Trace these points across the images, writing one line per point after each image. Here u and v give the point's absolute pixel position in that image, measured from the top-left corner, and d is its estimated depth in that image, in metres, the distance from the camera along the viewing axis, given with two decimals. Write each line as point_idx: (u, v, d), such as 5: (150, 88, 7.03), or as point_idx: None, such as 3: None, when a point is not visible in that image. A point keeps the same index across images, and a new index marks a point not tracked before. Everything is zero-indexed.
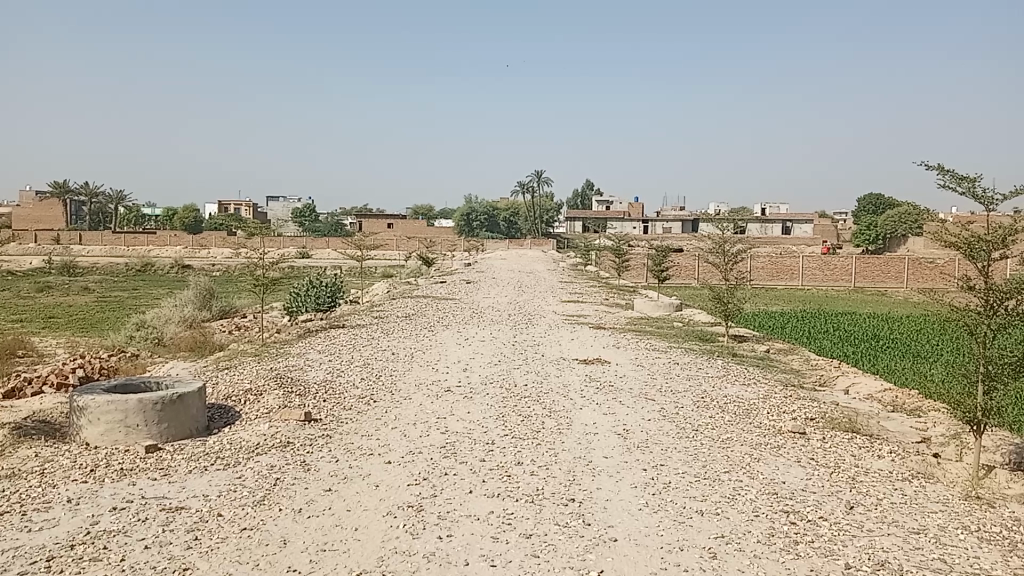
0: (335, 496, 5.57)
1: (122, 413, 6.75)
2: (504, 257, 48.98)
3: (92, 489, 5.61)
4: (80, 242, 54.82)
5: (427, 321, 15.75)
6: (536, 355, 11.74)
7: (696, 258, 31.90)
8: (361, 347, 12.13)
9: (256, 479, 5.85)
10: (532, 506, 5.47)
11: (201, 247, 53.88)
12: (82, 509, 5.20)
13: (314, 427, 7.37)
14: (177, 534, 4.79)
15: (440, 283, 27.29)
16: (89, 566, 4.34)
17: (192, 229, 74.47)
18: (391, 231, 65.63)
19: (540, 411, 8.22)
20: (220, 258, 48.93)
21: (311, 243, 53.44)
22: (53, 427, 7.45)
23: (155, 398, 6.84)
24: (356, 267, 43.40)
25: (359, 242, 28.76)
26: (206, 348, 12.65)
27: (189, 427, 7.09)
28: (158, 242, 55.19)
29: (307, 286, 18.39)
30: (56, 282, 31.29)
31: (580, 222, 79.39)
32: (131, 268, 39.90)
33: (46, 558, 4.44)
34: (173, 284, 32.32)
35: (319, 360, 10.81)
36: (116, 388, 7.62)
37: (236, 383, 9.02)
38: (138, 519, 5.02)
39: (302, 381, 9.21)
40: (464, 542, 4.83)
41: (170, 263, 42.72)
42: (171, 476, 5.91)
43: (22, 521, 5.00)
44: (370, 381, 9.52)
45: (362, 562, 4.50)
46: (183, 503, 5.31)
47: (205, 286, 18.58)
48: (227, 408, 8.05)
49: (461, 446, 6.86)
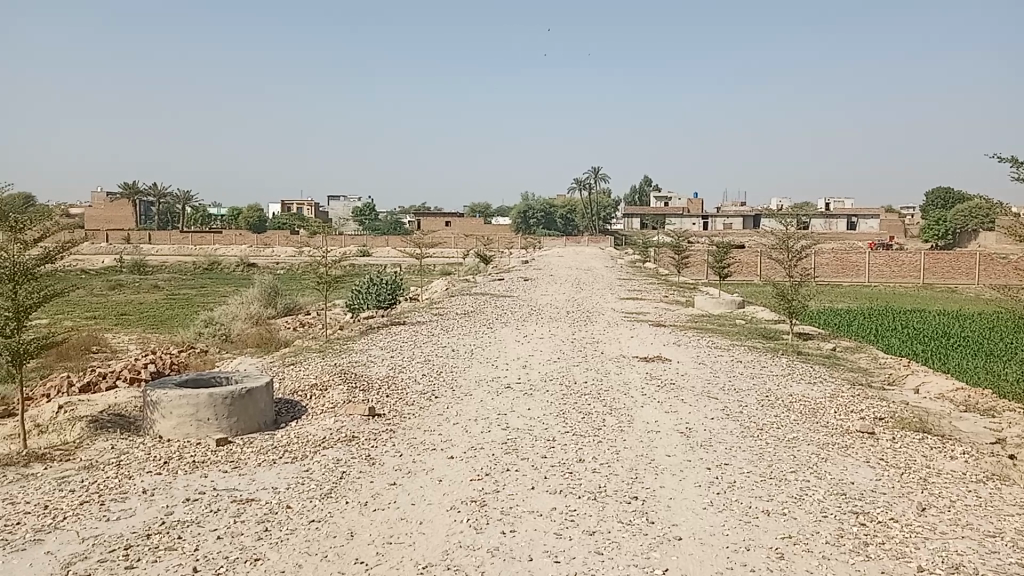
0: (399, 490, 5.64)
1: (193, 407, 6.93)
2: (562, 254, 48.78)
3: (167, 481, 5.78)
4: (150, 241, 56.64)
5: (486, 319, 15.80)
6: (596, 353, 11.69)
7: (758, 255, 31.38)
8: (422, 344, 12.26)
9: (324, 472, 5.96)
10: (596, 503, 5.45)
11: (264, 246, 55.03)
12: (157, 500, 5.37)
13: (378, 421, 7.48)
14: (248, 525, 4.91)
15: (498, 280, 27.32)
16: (165, 555, 4.48)
17: (256, 228, 76.19)
18: (448, 229, 66.04)
19: (601, 409, 8.18)
20: (283, 256, 49.88)
21: (370, 240, 54.13)
22: (128, 421, 7.70)
23: (224, 392, 7.01)
24: (416, 264, 43.78)
25: (417, 241, 28.99)
26: (272, 344, 12.94)
27: (257, 421, 7.25)
28: (222, 240, 56.51)
29: (367, 284, 18.62)
30: (128, 280, 32.36)
31: (638, 218, 78.76)
32: (198, 267, 40.97)
33: (123, 547, 4.59)
34: (238, 282, 33.13)
35: (380, 356, 10.92)
36: (187, 383, 7.84)
37: (302, 378, 9.20)
38: (211, 510, 5.16)
39: (365, 377, 9.35)
40: (527, 538, 4.83)
41: (236, 261, 43.84)
42: (242, 469, 6.06)
43: (101, 511, 5.19)
44: (432, 377, 9.61)
45: (427, 555, 4.54)
46: (254, 495, 5.44)
47: (270, 284, 18.99)
48: (293, 403, 8.21)
49: (522, 442, 6.87)
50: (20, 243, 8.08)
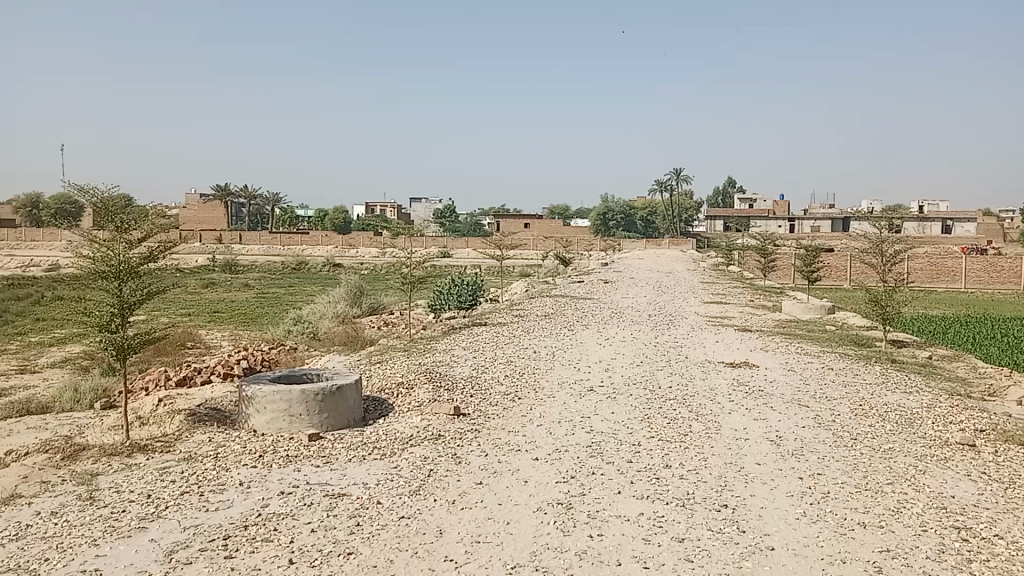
0: (485, 489, 5.67)
1: (286, 403, 7.13)
2: (643, 257, 48.34)
3: (262, 473, 5.96)
4: (240, 241, 58.61)
5: (567, 321, 15.78)
6: (680, 357, 11.53)
7: (847, 259, 30.45)
8: (504, 345, 12.32)
9: (412, 469, 6.05)
10: (684, 510, 5.38)
11: (348, 246, 56.27)
12: (252, 492, 5.54)
13: (463, 421, 7.55)
14: (341, 519, 5.02)
15: (578, 282, 27.25)
16: (262, 546, 4.62)
17: (341, 229, 77.98)
18: (528, 231, 66.24)
19: (687, 414, 8.06)
20: (367, 257, 50.91)
21: (451, 242, 54.69)
22: (224, 415, 7.98)
23: (316, 389, 7.18)
24: (496, 266, 44.08)
25: (498, 242, 29.17)
26: (358, 343, 13.21)
27: (347, 418, 7.40)
28: (309, 241, 57.96)
29: (449, 285, 18.83)
30: (221, 279, 33.57)
31: (721, 220, 77.37)
32: (286, 267, 42.20)
33: (223, 537, 4.75)
34: (324, 281, 33.97)
35: (463, 356, 11.02)
36: (280, 379, 8.07)
37: (389, 376, 9.36)
38: (305, 504, 5.30)
39: (449, 377, 9.45)
40: (615, 543, 4.80)
41: (321, 261, 44.96)
42: (333, 464, 6.20)
43: (201, 501, 5.39)
44: (515, 379, 9.65)
45: (515, 556, 4.56)
46: (345, 490, 5.56)
47: (355, 284, 19.40)
48: (380, 401, 8.36)
49: (608, 446, 6.82)
50: (126, 241, 8.45)
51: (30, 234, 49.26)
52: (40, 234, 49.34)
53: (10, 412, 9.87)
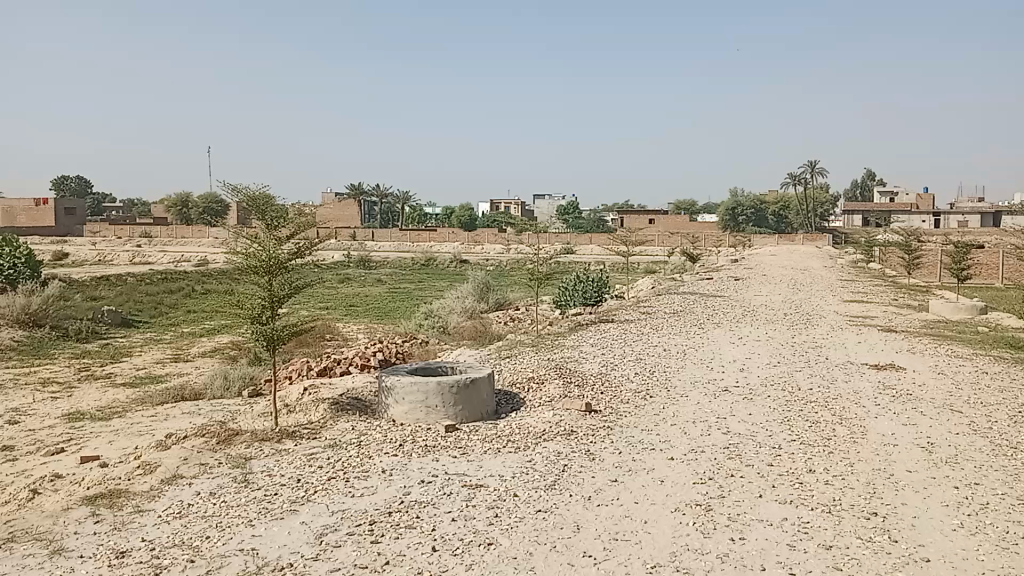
0: (622, 487, 5.64)
1: (423, 394, 7.32)
2: (774, 254, 46.75)
3: (402, 462, 6.14)
4: (372, 238, 60.63)
5: (697, 319, 15.48)
6: (820, 358, 11.09)
7: (1001, 256, 28.43)
8: (633, 342, 12.21)
9: (546, 463, 6.09)
10: (830, 516, 5.17)
11: (474, 242, 57.20)
12: (394, 480, 5.71)
13: (596, 417, 7.53)
14: (480, 510, 5.11)
15: (707, 279, 26.66)
16: (405, 533, 4.75)
17: (467, 226, 79.37)
18: (653, 226, 65.36)
19: (829, 418, 7.74)
20: (492, 253, 51.59)
21: (575, 238, 54.55)
22: (364, 404, 8.28)
23: (451, 381, 7.33)
24: (622, 262, 43.73)
25: (624, 238, 28.96)
26: (487, 337, 13.41)
27: (481, 410, 7.53)
28: (437, 238, 59.17)
29: (576, 281, 18.83)
30: (355, 274, 34.84)
31: (858, 215, 73.90)
32: (415, 263, 43.36)
33: (368, 522, 4.92)
34: (452, 277, 34.70)
35: (593, 353, 10.98)
36: (416, 371, 8.30)
37: (520, 370, 9.46)
38: (444, 493, 5.42)
39: (580, 373, 9.45)
40: (758, 547, 4.68)
41: (449, 258, 45.88)
42: (469, 455, 6.32)
43: (347, 487, 5.60)
44: (647, 376, 9.54)
45: (655, 555, 4.52)
46: (482, 481, 5.65)
47: (483, 280, 19.70)
48: (512, 395, 8.46)
49: (746, 448, 6.65)
50: (276, 238, 8.86)
51: (182, 231, 52.68)
52: (190, 231, 52.57)
53: (168, 398, 10.58)
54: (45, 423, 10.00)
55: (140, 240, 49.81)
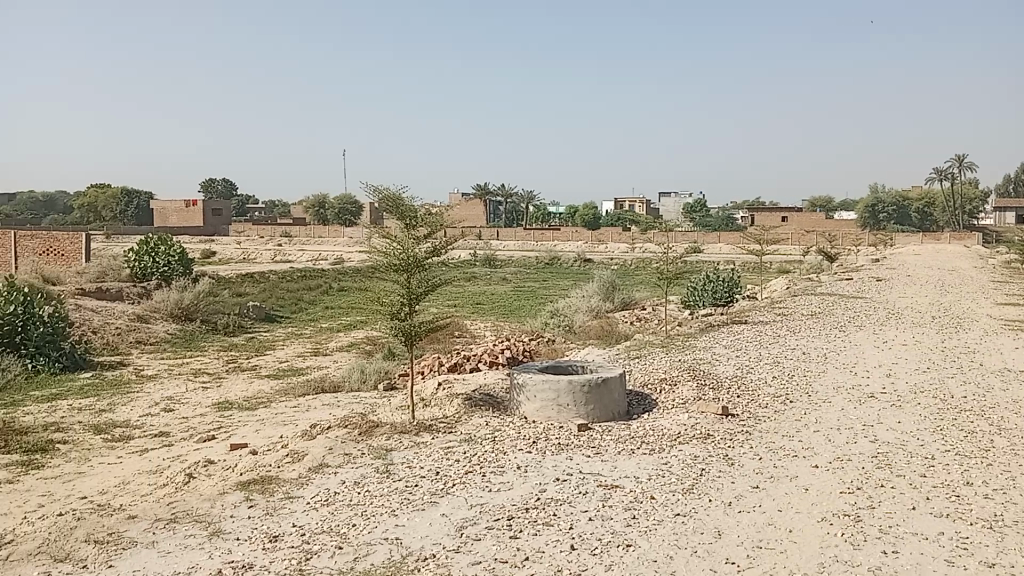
0: (762, 494, 5.47)
1: (555, 392, 7.33)
2: (919, 253, 44.21)
3: (537, 459, 6.17)
4: (497, 237, 61.39)
5: (835, 321, 14.84)
6: (974, 365, 10.40)
7: None
8: (769, 344, 11.83)
9: (683, 466, 5.98)
10: (992, 533, 4.84)
11: (599, 241, 56.94)
12: (530, 477, 5.75)
13: (732, 421, 7.34)
14: (617, 511, 5.07)
15: (845, 280, 25.52)
16: (543, 530, 4.77)
17: (590, 225, 79.17)
18: (785, 225, 63.18)
19: (987, 429, 7.25)
20: (618, 252, 51.22)
21: (702, 237, 53.34)
22: (496, 400, 8.38)
23: (583, 380, 7.32)
24: (752, 261, 42.49)
25: (756, 237, 28.12)
26: (615, 337, 13.32)
27: (613, 410, 7.48)
28: (561, 237, 59.21)
29: (705, 281, 18.42)
30: (483, 272, 35.34)
31: (1011, 211, 68.93)
32: (541, 262, 43.58)
33: (507, 517, 4.97)
34: (578, 276, 34.68)
35: (727, 355, 10.70)
36: (548, 369, 8.33)
37: (652, 371, 9.34)
38: (580, 492, 5.41)
39: (714, 375, 9.24)
40: (914, 562, 4.43)
41: (574, 256, 45.87)
42: (603, 455, 6.28)
43: (484, 481, 5.68)
44: (784, 380, 9.22)
45: (801, 565, 4.36)
46: (618, 482, 5.61)
47: (609, 280, 19.57)
48: (644, 396, 8.35)
49: (896, 458, 6.32)
50: (414, 237, 9.08)
51: (317, 231, 55.00)
52: (325, 231, 54.76)
53: (308, 390, 11.05)
54: (199, 411, 10.66)
55: (279, 239, 52.28)
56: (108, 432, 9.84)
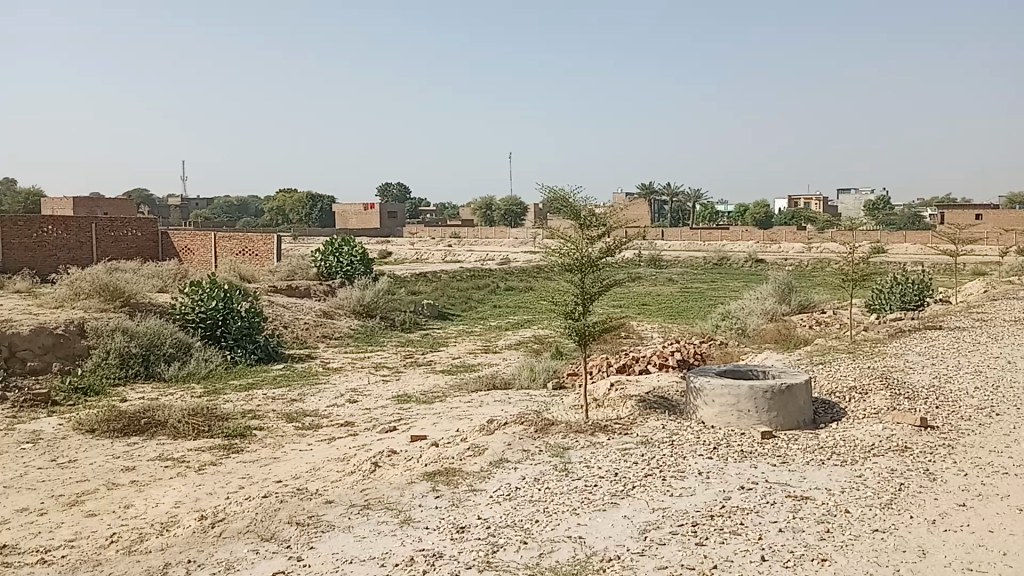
0: (971, 513, 5.05)
1: (734, 398, 7.11)
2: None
3: (719, 466, 6.00)
4: (663, 237, 60.52)
5: None
6: None
7: None
8: (968, 352, 10.94)
9: (879, 480, 5.63)
10: None
11: (770, 241, 54.87)
12: (713, 483, 5.60)
13: (932, 434, 6.84)
14: (808, 523, 4.84)
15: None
16: (730, 538, 4.63)
17: (761, 224, 76.49)
18: (979, 223, 58.34)
19: None
20: (791, 252, 49.12)
21: (885, 236, 50.12)
22: (671, 403, 8.24)
23: (765, 386, 7.05)
24: (944, 262, 39.49)
25: (949, 237, 26.12)
26: (793, 341, 12.76)
27: (797, 418, 7.16)
28: (730, 237, 57.50)
29: (891, 283, 17.31)
30: (650, 273, 34.91)
31: None
32: (710, 262, 42.54)
33: (692, 523, 4.86)
34: (749, 277, 33.56)
35: (921, 363, 9.99)
36: (726, 373, 8.09)
37: (838, 378, 8.87)
38: (768, 502, 5.21)
39: (907, 384, 8.65)
40: None
41: (745, 257, 44.41)
42: (790, 465, 6.03)
43: (665, 485, 5.58)
44: (989, 391, 8.49)
45: None
46: (808, 493, 5.36)
47: (784, 281, 18.80)
48: (830, 405, 7.95)
49: None
50: (587, 237, 9.08)
51: (485, 232, 56.37)
52: (493, 232, 56.01)
53: (482, 386, 11.33)
54: (380, 403, 11.19)
55: (450, 240, 53.99)
56: (299, 420, 10.53)
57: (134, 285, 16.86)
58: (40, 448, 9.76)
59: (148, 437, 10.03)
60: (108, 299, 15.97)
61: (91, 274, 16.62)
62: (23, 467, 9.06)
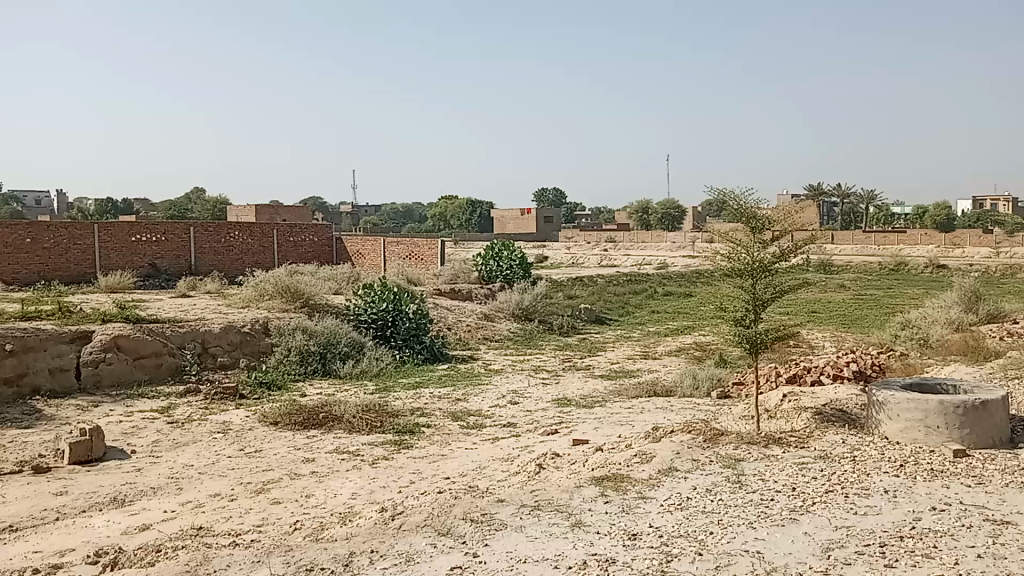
0: None
1: (922, 413, 6.70)
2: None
3: (907, 485, 5.67)
4: (831, 241, 57.75)
5: None
6: None
7: None
8: None
9: None
10: None
11: (952, 245, 51.12)
12: (901, 503, 5.29)
13: None
14: (1012, 550, 4.48)
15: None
16: (923, 561, 4.36)
17: (940, 227, 71.47)
18: None
19: None
20: (977, 257, 45.55)
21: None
22: (850, 417, 7.86)
23: (957, 401, 6.60)
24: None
25: None
26: (984, 354, 11.84)
27: (993, 437, 6.66)
28: (907, 240, 54.03)
29: None
30: (820, 279, 33.36)
31: None
32: (884, 268, 40.18)
33: (879, 544, 4.62)
34: (930, 283, 31.46)
35: None
36: (912, 386, 7.64)
37: None
38: (964, 525, 4.87)
39: None
40: None
41: (924, 262, 41.60)
42: (988, 487, 5.60)
43: (847, 502, 5.34)
44: None
45: None
46: (1009, 518, 4.97)
47: (971, 288, 17.46)
48: None
49: None
50: (760, 241, 8.81)
51: (642, 236, 55.85)
52: (650, 236, 55.39)
53: (643, 392, 11.25)
54: (540, 406, 11.35)
55: (605, 243, 53.82)
56: (464, 420, 10.86)
57: (312, 287, 17.98)
58: (230, 437, 10.59)
59: (325, 430, 10.66)
60: (289, 300, 17.17)
61: (274, 277, 18.07)
62: (216, 454, 9.86)
